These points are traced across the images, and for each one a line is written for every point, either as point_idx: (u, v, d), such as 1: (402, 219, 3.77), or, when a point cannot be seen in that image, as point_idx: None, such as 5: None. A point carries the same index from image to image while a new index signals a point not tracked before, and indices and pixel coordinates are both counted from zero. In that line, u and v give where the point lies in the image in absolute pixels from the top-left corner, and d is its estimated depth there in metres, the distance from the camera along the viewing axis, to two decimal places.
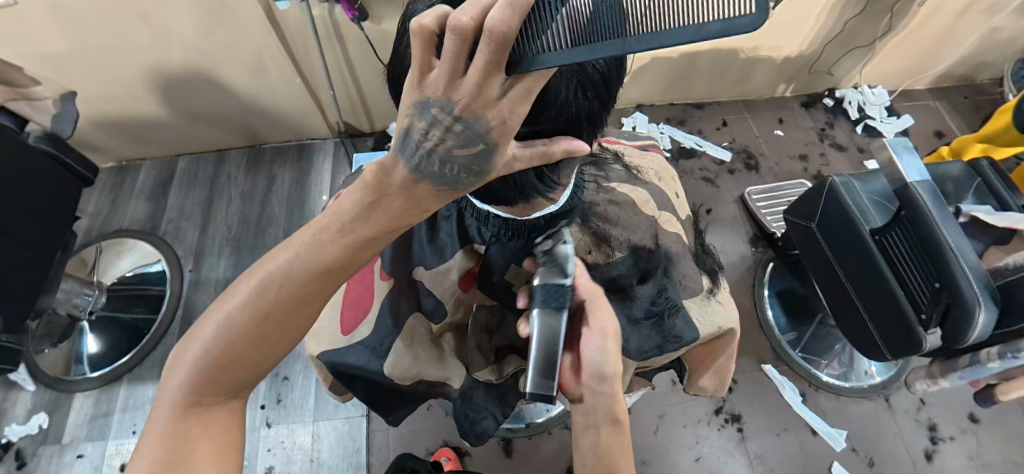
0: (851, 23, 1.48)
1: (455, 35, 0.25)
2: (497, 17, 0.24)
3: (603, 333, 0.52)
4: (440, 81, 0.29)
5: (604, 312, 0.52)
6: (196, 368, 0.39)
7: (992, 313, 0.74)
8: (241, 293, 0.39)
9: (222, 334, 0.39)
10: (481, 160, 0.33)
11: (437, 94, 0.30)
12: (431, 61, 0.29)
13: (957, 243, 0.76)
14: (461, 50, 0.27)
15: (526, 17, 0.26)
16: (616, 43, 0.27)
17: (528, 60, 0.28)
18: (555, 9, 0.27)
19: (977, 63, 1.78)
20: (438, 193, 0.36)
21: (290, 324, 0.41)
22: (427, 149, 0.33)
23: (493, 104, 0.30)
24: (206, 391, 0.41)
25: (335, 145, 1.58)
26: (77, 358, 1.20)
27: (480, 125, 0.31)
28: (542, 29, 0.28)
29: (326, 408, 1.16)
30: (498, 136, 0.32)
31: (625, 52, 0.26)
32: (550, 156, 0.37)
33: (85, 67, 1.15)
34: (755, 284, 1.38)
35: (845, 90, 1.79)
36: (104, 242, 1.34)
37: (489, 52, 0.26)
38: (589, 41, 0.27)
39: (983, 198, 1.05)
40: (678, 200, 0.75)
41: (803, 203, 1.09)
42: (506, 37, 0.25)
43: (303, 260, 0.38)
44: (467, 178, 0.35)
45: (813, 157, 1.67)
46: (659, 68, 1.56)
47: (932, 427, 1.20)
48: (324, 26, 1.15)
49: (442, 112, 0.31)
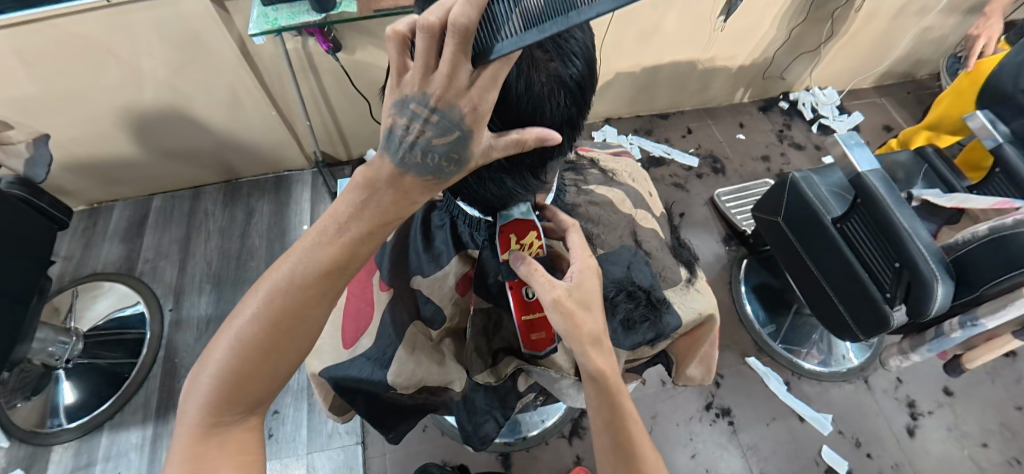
0: (796, 30, 1.59)
1: (423, 32, 0.31)
2: (458, 12, 0.29)
3: (546, 307, 0.49)
4: (415, 77, 0.34)
5: (543, 286, 0.48)
6: (214, 388, 0.40)
7: (949, 286, 0.79)
8: (251, 306, 0.40)
9: (233, 350, 0.40)
10: (458, 147, 0.37)
11: (413, 90, 0.35)
12: (406, 63, 0.36)
13: (910, 224, 0.83)
14: (431, 47, 0.32)
15: (482, 17, 0.32)
16: (562, 21, 0.32)
17: (489, 51, 0.32)
18: (509, 10, 0.32)
19: (914, 61, 1.93)
20: (422, 184, 0.40)
21: (301, 326, 0.42)
22: (410, 143, 0.37)
23: (464, 93, 0.34)
24: (224, 411, 0.41)
25: (313, 175, 1.59)
26: (53, 410, 1.15)
27: (455, 113, 0.35)
28: (499, 27, 0.32)
29: (319, 439, 1.14)
30: (471, 122, 0.36)
31: (572, 26, 0.32)
32: (524, 145, 0.39)
33: (54, 110, 1.14)
34: (732, 281, 1.44)
35: (798, 93, 1.91)
36: (79, 287, 1.31)
37: (456, 44, 0.31)
38: (540, 23, 0.32)
39: (932, 183, 1.14)
40: (652, 199, 0.79)
41: (768, 200, 1.15)
42: (467, 28, 0.30)
43: (304, 267, 0.40)
44: (448, 167, 0.38)
45: (775, 157, 1.76)
46: (624, 83, 1.64)
47: (911, 403, 1.26)
48: (299, 59, 1.18)
49: (419, 106, 0.35)
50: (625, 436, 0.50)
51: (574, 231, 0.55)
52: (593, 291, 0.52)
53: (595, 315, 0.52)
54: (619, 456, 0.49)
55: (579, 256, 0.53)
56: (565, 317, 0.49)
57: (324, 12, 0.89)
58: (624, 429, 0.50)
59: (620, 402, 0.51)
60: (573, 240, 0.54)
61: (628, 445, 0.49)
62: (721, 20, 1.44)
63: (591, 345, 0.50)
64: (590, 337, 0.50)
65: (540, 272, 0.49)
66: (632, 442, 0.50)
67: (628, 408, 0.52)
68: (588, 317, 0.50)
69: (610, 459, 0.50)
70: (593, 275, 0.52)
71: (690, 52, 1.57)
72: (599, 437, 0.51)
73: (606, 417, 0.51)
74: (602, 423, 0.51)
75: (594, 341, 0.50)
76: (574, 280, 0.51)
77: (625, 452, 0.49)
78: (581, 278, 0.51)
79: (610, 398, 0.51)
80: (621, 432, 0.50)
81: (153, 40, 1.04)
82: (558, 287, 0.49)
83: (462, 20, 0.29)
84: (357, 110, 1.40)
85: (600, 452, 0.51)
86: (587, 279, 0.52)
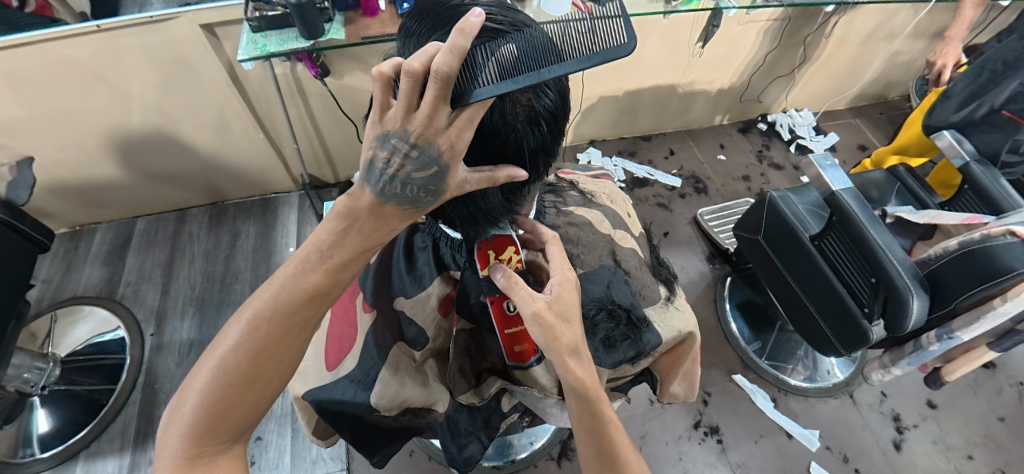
0: (770, 55, 1.66)
1: (408, 76, 0.33)
2: (441, 61, 0.32)
3: (527, 320, 0.49)
4: (397, 115, 0.36)
5: (522, 299, 0.49)
6: (195, 418, 0.40)
7: (924, 300, 0.81)
8: (232, 334, 0.41)
9: (216, 378, 0.40)
10: (436, 180, 0.39)
11: (395, 126, 0.37)
12: (389, 101, 0.37)
13: (884, 240, 0.86)
14: (415, 89, 0.35)
15: (462, 65, 0.36)
16: (531, 76, 0.35)
17: (465, 95, 0.36)
18: (487, 63, 0.37)
19: (885, 84, 2.02)
20: (401, 213, 0.42)
21: (285, 354, 0.43)
22: (390, 175, 0.39)
23: (442, 131, 0.37)
24: (207, 441, 0.40)
25: (300, 197, 1.59)
26: (26, 439, 1.11)
27: (433, 150, 0.38)
28: (477, 76, 0.36)
29: (303, 465, 1.11)
30: (448, 158, 0.38)
31: (541, 80, 0.35)
32: (495, 181, 0.43)
33: (37, 133, 1.14)
34: (716, 298, 1.46)
35: (776, 114, 1.98)
36: (57, 311, 1.28)
37: (436, 88, 0.34)
38: (512, 77, 0.36)
39: (905, 200, 1.18)
40: (631, 219, 0.82)
41: (748, 218, 1.18)
42: (449, 75, 0.33)
43: (288, 292, 0.41)
44: (426, 198, 0.40)
45: (755, 177, 1.81)
46: (607, 106, 1.69)
47: (896, 417, 1.27)
48: (288, 83, 1.20)
49: (400, 141, 0.37)
50: (608, 443, 0.51)
51: (553, 243, 0.56)
52: (572, 303, 0.53)
53: (575, 328, 0.52)
54: (604, 462, 0.50)
55: (558, 270, 0.54)
56: (545, 330, 0.49)
57: (312, 39, 0.92)
58: (607, 436, 0.51)
59: (600, 409, 0.52)
60: (551, 253, 0.55)
61: (612, 450, 0.51)
62: (699, 46, 1.50)
63: (570, 356, 0.51)
64: (569, 349, 0.51)
65: (519, 286, 0.50)
66: (616, 449, 0.51)
67: (609, 414, 0.53)
68: (567, 329, 0.51)
69: (595, 465, 0.50)
70: (571, 288, 0.54)
71: (670, 77, 1.63)
72: (583, 446, 0.52)
73: (587, 425, 0.52)
74: (585, 432, 0.52)
75: (574, 352, 0.51)
76: (552, 292, 0.52)
77: (610, 458, 0.50)
78: (559, 291, 0.52)
79: (591, 407, 0.52)
80: (604, 439, 0.51)
81: (142, 65, 1.05)
82: (538, 299, 0.50)
83: (444, 68, 0.32)
84: (343, 133, 1.42)
85: (584, 459, 0.52)
86: (566, 292, 0.53)
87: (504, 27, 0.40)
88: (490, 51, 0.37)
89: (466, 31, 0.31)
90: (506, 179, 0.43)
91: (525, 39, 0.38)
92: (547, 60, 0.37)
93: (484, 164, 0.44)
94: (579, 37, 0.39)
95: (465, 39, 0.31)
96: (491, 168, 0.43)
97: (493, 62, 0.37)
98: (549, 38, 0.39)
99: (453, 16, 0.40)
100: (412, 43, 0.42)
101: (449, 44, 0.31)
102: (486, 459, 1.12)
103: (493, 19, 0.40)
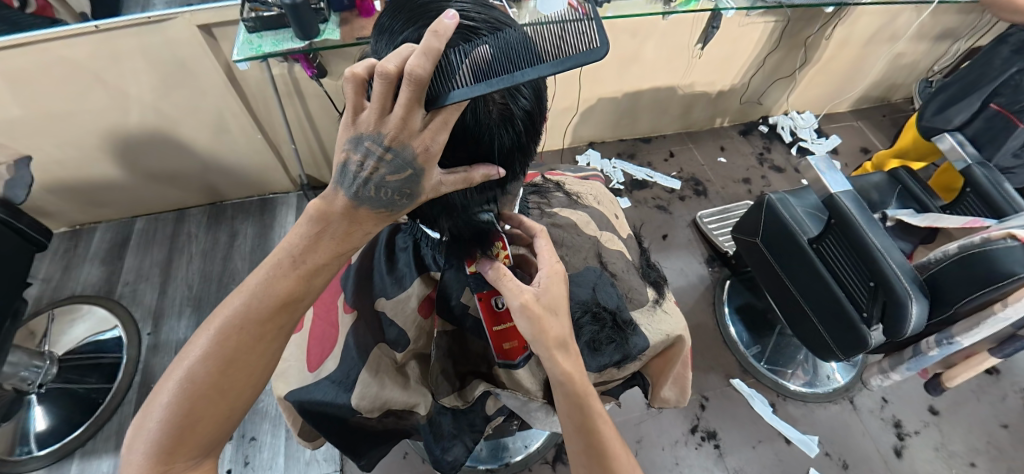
0: (770, 57, 1.65)
1: (382, 78, 0.33)
2: (415, 63, 0.32)
3: (515, 312, 0.49)
4: (370, 117, 0.36)
5: (510, 290, 0.49)
6: (162, 433, 0.39)
7: (923, 305, 0.80)
8: (201, 343, 0.41)
9: (185, 389, 0.40)
10: (410, 183, 0.39)
11: (368, 128, 0.37)
12: (363, 103, 0.37)
13: (883, 243, 0.84)
14: (389, 90, 0.34)
15: (437, 66, 0.36)
16: (505, 80, 0.35)
17: (441, 98, 0.36)
18: (462, 62, 0.36)
19: (889, 85, 2.00)
20: (376, 216, 0.42)
21: (257, 363, 0.42)
22: (364, 179, 0.39)
23: (417, 134, 0.37)
24: (176, 456, 0.40)
25: (298, 197, 1.60)
26: (23, 437, 1.11)
27: (407, 153, 0.37)
28: (453, 76, 0.36)
29: (297, 466, 1.11)
30: (423, 161, 0.38)
31: (515, 83, 0.35)
32: (471, 182, 0.43)
33: (37, 132, 1.14)
34: (715, 302, 1.45)
35: (777, 117, 1.97)
36: (55, 309, 1.28)
37: (410, 91, 0.33)
38: (486, 79, 0.36)
39: (905, 203, 1.16)
40: (618, 221, 0.81)
41: (747, 220, 1.17)
42: (423, 78, 0.33)
43: (259, 299, 0.41)
44: (401, 201, 0.40)
45: (756, 179, 1.80)
46: (606, 108, 1.68)
47: (896, 423, 1.26)
48: (285, 84, 1.20)
49: (374, 144, 0.37)
50: (597, 439, 0.51)
51: (540, 237, 0.56)
52: (561, 295, 0.52)
53: (562, 321, 0.52)
54: (592, 457, 0.50)
55: (547, 263, 0.53)
56: (532, 322, 0.49)
57: (308, 40, 0.92)
58: (595, 432, 0.51)
59: (588, 404, 0.51)
60: (539, 245, 0.55)
61: (601, 445, 0.51)
62: (699, 47, 1.50)
63: (558, 350, 0.50)
64: (557, 342, 0.50)
65: (507, 277, 0.50)
66: (604, 445, 0.51)
67: (596, 408, 0.52)
68: (554, 321, 0.50)
69: (583, 461, 0.51)
70: (560, 282, 0.53)
71: (670, 79, 1.62)
72: (571, 440, 0.52)
73: (576, 422, 0.51)
74: (574, 427, 0.51)
75: (561, 346, 0.51)
76: (541, 285, 0.51)
77: (599, 454, 0.50)
78: (548, 285, 0.51)
79: (579, 403, 0.51)
80: (593, 434, 0.51)
81: (140, 66, 1.05)
82: (525, 291, 0.49)
83: (417, 70, 0.32)
84: None
85: (573, 455, 0.52)
86: (554, 286, 0.52)
87: (479, 24, 0.39)
88: (464, 51, 0.37)
89: (440, 33, 0.31)
90: (485, 176, 0.44)
91: (500, 39, 0.38)
92: (523, 62, 0.37)
93: (460, 165, 0.44)
94: (554, 36, 0.39)
95: (439, 40, 0.31)
96: (466, 169, 0.43)
97: (468, 61, 0.36)
98: (526, 38, 0.39)
99: (426, 12, 0.40)
100: (386, 39, 0.42)
101: (423, 46, 0.31)
102: (481, 462, 1.12)
103: (467, 16, 0.39)
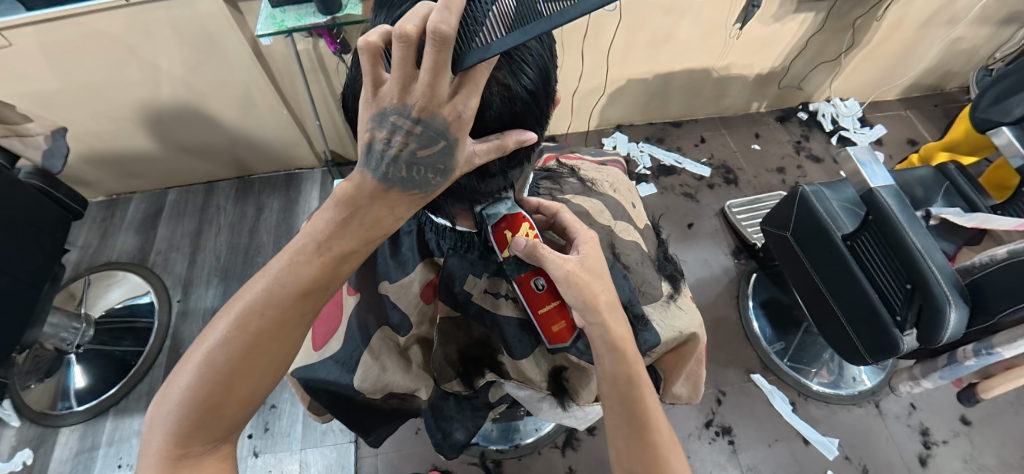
0: (814, 39, 1.54)
1: (400, 41, 0.31)
2: (436, 18, 0.30)
3: (559, 281, 0.49)
4: (393, 89, 0.35)
5: (554, 261, 0.49)
6: (180, 417, 0.39)
7: (963, 311, 0.74)
8: (220, 329, 0.41)
9: (203, 374, 0.40)
10: (445, 156, 0.38)
11: (392, 102, 0.36)
12: (380, 75, 0.36)
13: (923, 243, 0.79)
14: (408, 55, 0.33)
15: (461, 17, 0.33)
16: (541, 24, 0.33)
17: (466, 55, 0.34)
18: (487, 10, 0.34)
19: (944, 72, 1.85)
20: (408, 198, 0.41)
21: (279, 350, 0.43)
22: (392, 156, 0.38)
23: (445, 102, 0.36)
24: (194, 441, 0.40)
25: (322, 173, 1.62)
26: (63, 393, 1.19)
27: (438, 121, 0.36)
28: (478, 28, 0.34)
29: (313, 435, 1.15)
30: (455, 130, 0.37)
31: (555, 26, 0.33)
32: (505, 149, 0.42)
33: (76, 104, 1.18)
34: (739, 295, 1.40)
35: (818, 103, 1.86)
36: (92, 275, 1.35)
37: (433, 51, 0.31)
38: (518, 28, 0.33)
39: (952, 200, 1.08)
40: (635, 211, 0.78)
41: (778, 212, 1.11)
42: (446, 35, 0.30)
43: (283, 284, 0.41)
44: (435, 178, 0.40)
45: (790, 169, 1.71)
46: (635, 89, 1.62)
47: (924, 431, 1.20)
48: (310, 60, 1.20)
49: (401, 118, 0.36)
50: (639, 410, 0.50)
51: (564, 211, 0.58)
52: (600, 260, 0.53)
53: (608, 284, 0.52)
54: (635, 428, 0.49)
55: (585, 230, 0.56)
56: (579, 287, 0.49)
57: (330, 14, 0.90)
58: (639, 400, 0.50)
59: (636, 373, 0.51)
60: (567, 219, 0.57)
61: (643, 417, 0.50)
62: (736, 27, 1.42)
63: (609, 314, 0.50)
64: (607, 304, 0.51)
65: (546, 251, 0.49)
66: (646, 415, 0.49)
67: (644, 379, 0.51)
68: (601, 285, 0.51)
69: (625, 433, 0.49)
70: (596, 246, 0.54)
71: (704, 60, 1.54)
72: (612, 413, 0.51)
73: (621, 393, 0.50)
74: (618, 399, 0.50)
75: (611, 307, 0.51)
76: (582, 252, 0.52)
77: (640, 425, 0.49)
78: (588, 250, 0.53)
79: (628, 373, 0.50)
80: (635, 404, 0.50)
81: (170, 40, 1.07)
82: (569, 261, 0.50)
83: (440, 27, 0.30)
84: None
85: (612, 426, 0.51)
86: (593, 251, 0.53)
87: None
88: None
89: None
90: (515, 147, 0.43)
91: None
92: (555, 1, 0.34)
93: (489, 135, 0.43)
94: None
95: None
96: (499, 137, 0.42)
97: (494, 8, 0.34)
98: None
99: None
100: (383, 14, 0.41)
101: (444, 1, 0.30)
102: (491, 442, 1.13)
103: None
